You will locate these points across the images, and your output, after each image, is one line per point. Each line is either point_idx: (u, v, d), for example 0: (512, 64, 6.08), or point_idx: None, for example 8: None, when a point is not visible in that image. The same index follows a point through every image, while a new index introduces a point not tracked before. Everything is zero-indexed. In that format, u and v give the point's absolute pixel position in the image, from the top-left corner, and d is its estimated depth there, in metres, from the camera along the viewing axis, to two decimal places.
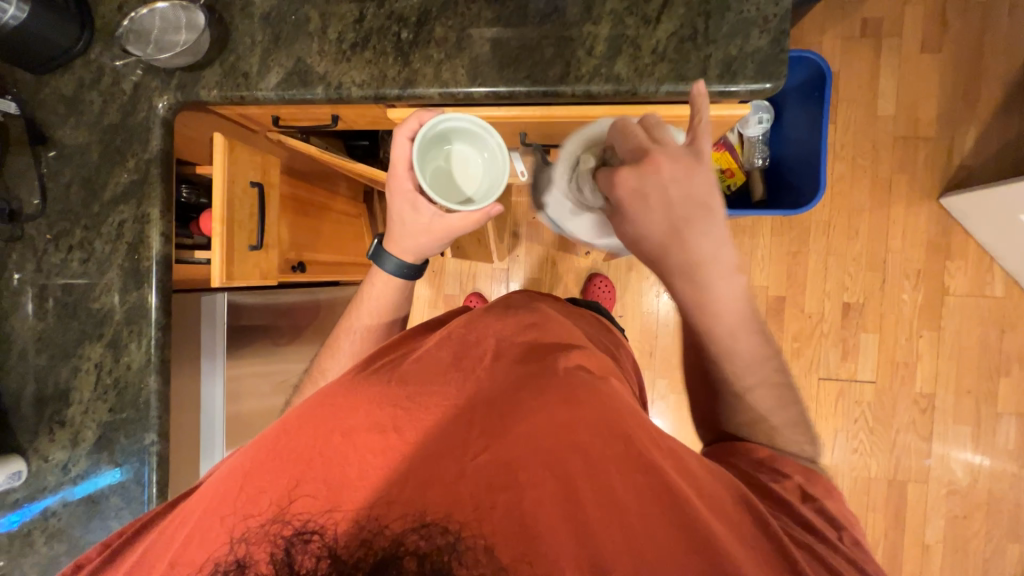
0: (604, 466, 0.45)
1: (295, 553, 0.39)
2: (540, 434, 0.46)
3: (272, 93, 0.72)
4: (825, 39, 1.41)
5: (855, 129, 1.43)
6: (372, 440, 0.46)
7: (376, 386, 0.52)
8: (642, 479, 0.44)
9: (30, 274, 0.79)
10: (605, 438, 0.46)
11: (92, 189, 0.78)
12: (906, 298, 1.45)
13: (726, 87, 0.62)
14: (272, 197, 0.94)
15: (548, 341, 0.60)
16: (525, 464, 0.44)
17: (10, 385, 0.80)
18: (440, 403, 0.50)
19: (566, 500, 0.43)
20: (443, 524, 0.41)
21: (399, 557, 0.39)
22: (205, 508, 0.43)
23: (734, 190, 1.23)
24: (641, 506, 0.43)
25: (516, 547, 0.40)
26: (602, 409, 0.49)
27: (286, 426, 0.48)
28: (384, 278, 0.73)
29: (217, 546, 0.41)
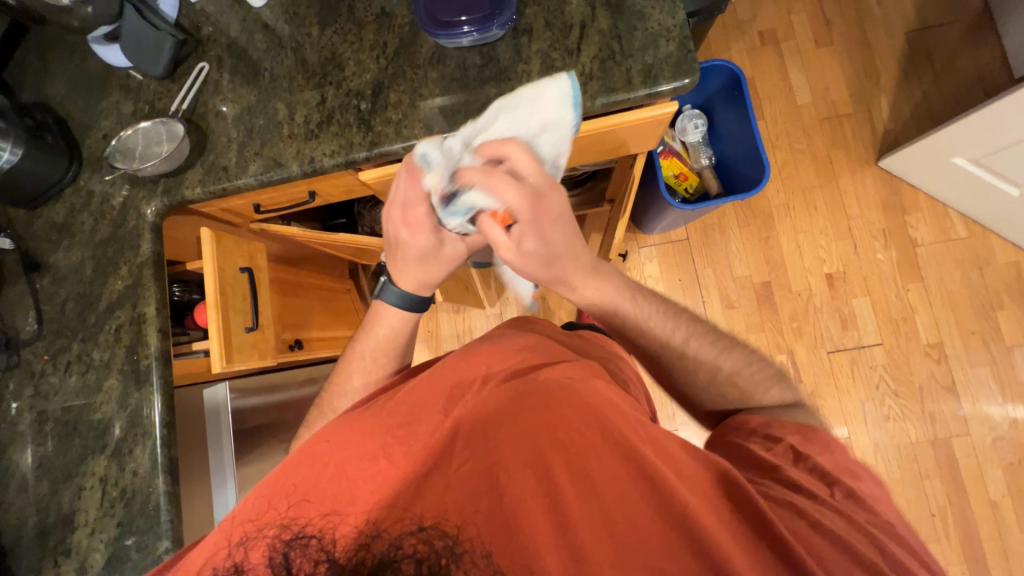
0: (584, 457, 0.46)
1: (294, 556, 0.42)
2: (525, 437, 0.47)
3: (251, 179, 0.78)
4: (733, 54, 1.60)
5: (783, 120, 1.57)
6: (364, 466, 0.46)
7: (379, 416, 0.53)
8: (623, 467, 0.46)
9: (29, 399, 0.79)
10: (587, 431, 0.48)
11: (88, 302, 0.80)
12: (882, 257, 1.51)
13: (652, 89, 0.71)
14: (262, 281, 0.98)
15: (528, 356, 0.61)
16: (509, 465, 0.46)
17: (12, 521, 0.76)
18: (428, 428, 0.50)
19: (547, 490, 0.45)
20: (441, 528, 0.42)
21: (397, 560, 0.41)
22: (219, 525, 0.45)
23: (693, 191, 1.31)
24: (622, 492, 0.44)
25: (507, 547, 0.42)
26: (583, 405, 0.51)
27: (292, 454, 0.50)
28: (387, 314, 0.74)
29: (218, 551, 0.43)
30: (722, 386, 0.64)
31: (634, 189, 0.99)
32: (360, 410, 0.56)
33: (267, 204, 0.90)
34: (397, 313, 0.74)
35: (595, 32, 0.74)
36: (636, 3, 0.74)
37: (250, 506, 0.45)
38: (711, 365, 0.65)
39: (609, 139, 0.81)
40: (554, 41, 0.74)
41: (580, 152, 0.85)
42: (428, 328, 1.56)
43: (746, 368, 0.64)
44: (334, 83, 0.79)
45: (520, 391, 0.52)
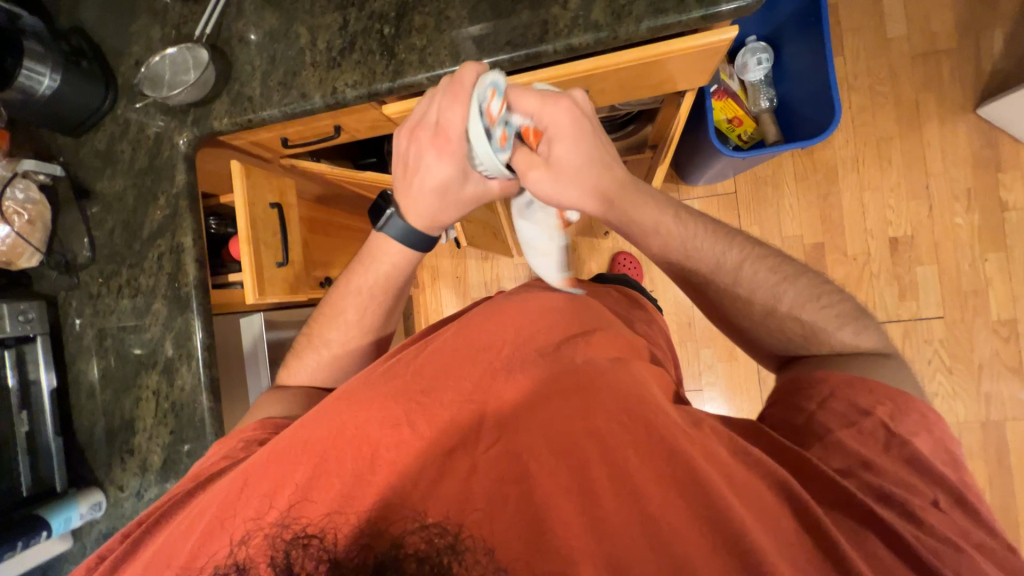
0: (620, 451, 0.45)
1: (294, 556, 0.39)
2: (556, 425, 0.47)
3: (276, 111, 0.76)
4: None
5: (867, 56, 1.36)
6: (388, 435, 0.46)
7: (396, 381, 0.52)
8: (665, 467, 0.44)
9: (89, 317, 0.86)
10: (622, 424, 0.47)
11: (133, 230, 0.84)
12: (961, 222, 1.34)
13: (709, 10, 0.61)
14: (292, 217, 0.99)
15: (552, 327, 0.59)
16: (540, 452, 0.45)
17: (84, 422, 0.86)
18: (455, 399, 0.49)
19: (580, 489, 0.43)
20: (443, 525, 0.40)
21: (399, 558, 0.38)
22: (216, 512, 0.44)
23: (748, 138, 1.17)
24: (662, 495, 0.43)
25: (524, 549, 0.39)
26: (619, 394, 0.50)
27: (303, 424, 0.49)
28: (393, 254, 0.72)
29: (218, 548, 0.41)
30: (780, 320, 0.61)
31: (679, 132, 0.90)
32: (378, 372, 0.55)
33: (294, 138, 0.89)
34: (393, 252, 0.72)
35: None
36: None
37: (247, 506, 0.43)
38: (758, 292, 0.61)
39: (654, 71, 0.72)
40: None
41: (620, 87, 0.77)
42: (455, 274, 1.56)
43: (813, 301, 0.60)
44: (357, 5, 0.73)
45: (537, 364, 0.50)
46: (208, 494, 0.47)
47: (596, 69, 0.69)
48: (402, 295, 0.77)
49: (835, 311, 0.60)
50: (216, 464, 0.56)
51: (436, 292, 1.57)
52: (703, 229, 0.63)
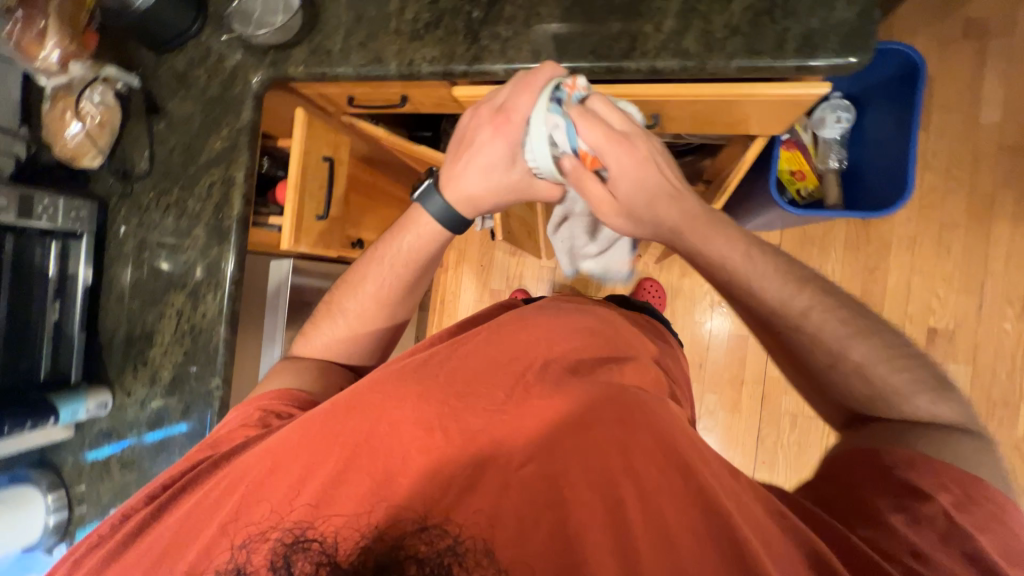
0: (657, 495, 0.44)
1: (295, 558, 0.42)
2: (594, 458, 0.46)
3: (350, 70, 0.77)
4: (920, 40, 1.30)
5: (952, 136, 1.30)
6: (416, 437, 0.47)
7: (428, 379, 0.52)
8: (699, 515, 0.42)
9: (133, 227, 0.90)
10: (661, 464, 0.45)
11: (191, 154, 0.87)
12: (1008, 328, 1.28)
13: (805, 61, 0.59)
14: (341, 174, 1.01)
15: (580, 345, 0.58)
16: (576, 484, 0.44)
17: (107, 324, 0.90)
18: (486, 408, 0.50)
19: (613, 528, 0.42)
20: (442, 527, 0.42)
21: (399, 560, 0.40)
22: (241, 495, 0.46)
23: (806, 195, 1.14)
24: (696, 549, 0.41)
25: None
26: (657, 432, 0.48)
27: (335, 409, 0.50)
28: (424, 224, 0.73)
29: (220, 552, 0.44)
30: (845, 374, 0.55)
31: (739, 177, 0.88)
32: (415, 363, 0.55)
33: (361, 99, 0.90)
34: (426, 226, 0.73)
35: None
36: None
37: (258, 508, 0.45)
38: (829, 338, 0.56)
39: (732, 110, 0.71)
40: None
41: (693, 118, 0.75)
42: (481, 261, 1.57)
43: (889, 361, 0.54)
44: None
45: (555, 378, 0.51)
46: (238, 466, 0.50)
47: (673, 97, 0.68)
48: (427, 271, 0.76)
49: (919, 378, 0.53)
50: (248, 431, 0.59)
51: (457, 274, 1.58)
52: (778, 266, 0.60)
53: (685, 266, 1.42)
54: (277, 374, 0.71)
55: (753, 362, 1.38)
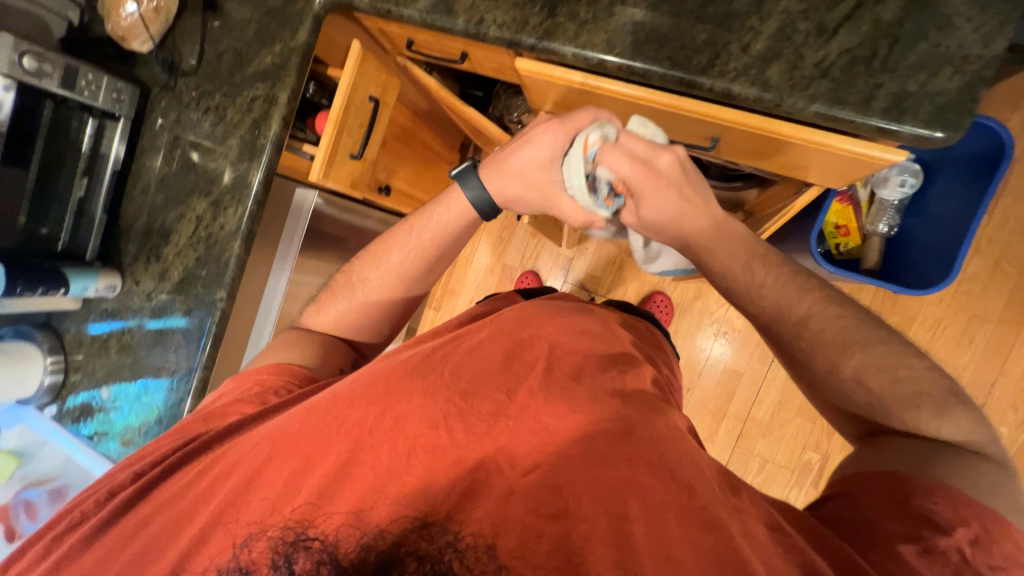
0: (661, 509, 0.43)
1: (297, 557, 0.42)
2: (602, 481, 0.45)
3: (416, 14, 0.74)
4: (1016, 117, 1.21)
5: (1014, 226, 1.23)
6: (424, 435, 0.47)
7: (430, 372, 0.53)
8: (704, 534, 0.42)
9: (170, 122, 0.89)
10: (666, 480, 0.45)
11: (240, 63, 0.85)
12: (1005, 434, 1.25)
13: (890, 124, 0.55)
14: (383, 117, 0.99)
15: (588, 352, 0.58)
16: (583, 497, 0.44)
17: (128, 212, 0.92)
18: (471, 398, 0.50)
19: (618, 542, 0.42)
20: (443, 524, 0.43)
21: (399, 557, 0.41)
22: (237, 484, 0.47)
23: (844, 251, 1.10)
24: (699, 565, 0.41)
25: None
26: (659, 448, 0.47)
27: (337, 399, 0.51)
28: (460, 205, 0.75)
29: (220, 550, 0.45)
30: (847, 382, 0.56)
31: (785, 218, 0.84)
32: (421, 356, 0.55)
33: (419, 44, 0.87)
34: (461, 207, 0.75)
35: (869, 19, 0.56)
36: (944, 6, 0.55)
37: (257, 503, 0.46)
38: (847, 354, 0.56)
39: (796, 154, 0.67)
40: (811, 7, 0.58)
41: (753, 151, 0.72)
42: (501, 234, 1.55)
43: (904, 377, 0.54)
44: None
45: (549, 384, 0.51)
46: (241, 446, 0.51)
47: (739, 126, 0.64)
48: (451, 253, 0.79)
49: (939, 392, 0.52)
50: (245, 407, 0.60)
51: (474, 241, 1.57)
52: (785, 288, 0.62)
53: (700, 290, 1.39)
54: (291, 344, 0.73)
55: (740, 400, 1.38)
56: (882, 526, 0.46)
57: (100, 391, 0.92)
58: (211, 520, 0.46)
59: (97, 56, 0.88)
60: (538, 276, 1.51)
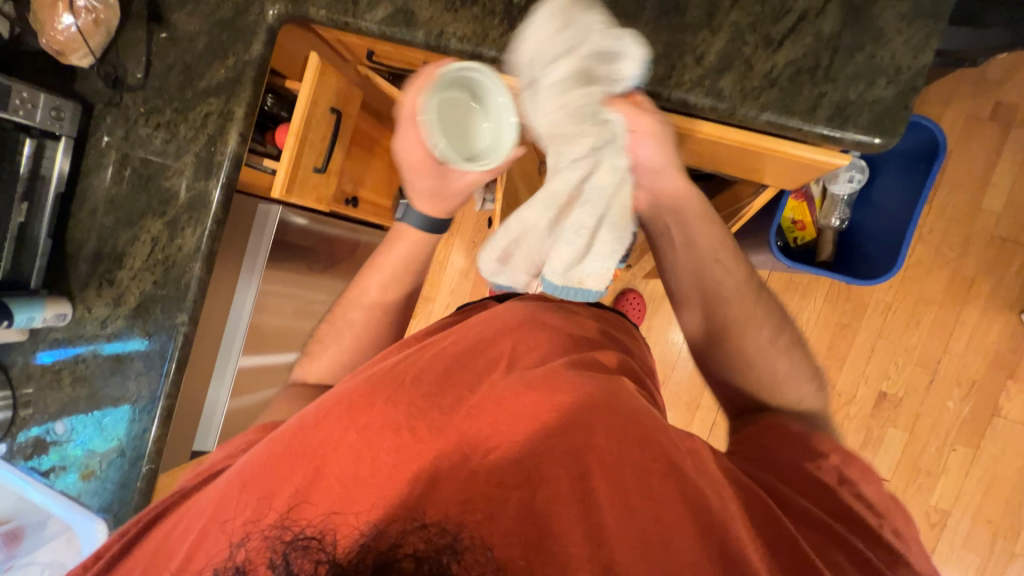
0: (621, 468, 0.46)
1: (294, 558, 0.38)
2: (567, 461, 0.46)
3: (374, 27, 0.73)
4: (948, 112, 1.30)
5: (951, 214, 1.32)
6: (387, 438, 0.47)
7: (396, 383, 0.53)
8: (660, 482, 0.46)
9: (117, 140, 0.85)
10: (624, 442, 0.48)
11: (190, 76, 0.82)
12: (951, 406, 1.35)
13: (834, 131, 0.58)
14: (347, 128, 0.97)
15: (546, 343, 0.60)
16: (546, 462, 0.45)
17: (75, 235, 0.86)
18: (437, 396, 0.51)
19: (581, 502, 0.43)
20: (441, 526, 0.39)
21: (397, 559, 0.35)
22: (209, 517, 0.46)
23: (801, 244, 1.16)
24: (658, 507, 0.44)
25: (533, 549, 0.40)
26: (620, 414, 0.50)
27: (303, 424, 0.51)
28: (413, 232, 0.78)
29: (211, 555, 0.42)
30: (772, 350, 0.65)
31: (746, 217, 0.88)
32: (387, 369, 0.56)
33: (380, 54, 0.85)
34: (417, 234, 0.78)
35: (811, 32, 0.59)
36: (879, 19, 0.58)
37: (240, 511, 0.44)
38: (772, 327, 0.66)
39: (750, 159, 0.70)
40: (758, 20, 0.61)
41: (711, 156, 0.74)
42: (473, 238, 1.55)
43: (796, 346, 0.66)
44: None
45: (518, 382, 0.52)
46: (206, 497, 0.49)
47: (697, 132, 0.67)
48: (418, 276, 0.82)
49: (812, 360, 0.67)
50: (227, 459, 0.58)
51: (447, 245, 1.56)
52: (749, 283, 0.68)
53: None
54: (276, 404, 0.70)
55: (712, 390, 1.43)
56: (789, 467, 0.54)
57: (55, 426, 0.87)
58: (179, 568, 0.44)
59: (30, 71, 0.83)
60: None
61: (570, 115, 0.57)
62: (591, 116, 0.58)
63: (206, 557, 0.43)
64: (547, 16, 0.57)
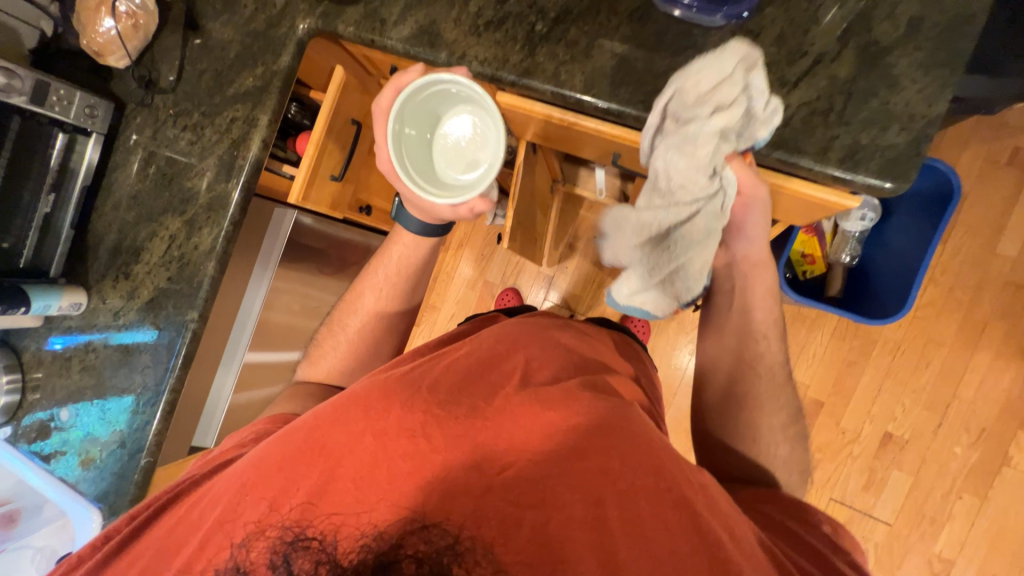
0: (633, 495, 0.46)
1: (295, 558, 0.41)
2: (580, 483, 0.46)
3: (399, 46, 0.75)
4: (965, 156, 1.30)
5: (965, 257, 1.31)
6: (402, 445, 0.47)
7: (411, 389, 0.52)
8: (673, 511, 0.46)
9: (145, 138, 0.88)
10: (639, 468, 0.48)
11: (220, 83, 0.85)
12: (958, 452, 1.32)
13: (845, 174, 0.59)
14: (366, 139, 1.00)
15: (565, 365, 0.60)
16: (556, 487, 0.45)
17: (96, 227, 0.89)
18: (456, 408, 0.51)
19: (594, 528, 0.44)
20: (443, 526, 0.43)
21: (398, 560, 0.40)
22: (221, 511, 0.47)
23: (809, 278, 1.16)
24: (668, 532, 0.44)
25: (541, 565, 0.42)
26: (634, 441, 0.50)
27: (318, 421, 0.51)
28: (414, 238, 0.81)
29: (219, 551, 0.45)
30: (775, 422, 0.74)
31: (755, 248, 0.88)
32: (403, 373, 0.55)
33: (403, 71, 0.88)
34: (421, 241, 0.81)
35: (826, 75, 0.60)
36: (894, 67, 0.59)
37: (255, 506, 0.46)
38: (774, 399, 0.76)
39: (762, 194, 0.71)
40: (774, 61, 0.62)
41: None
42: (482, 251, 1.56)
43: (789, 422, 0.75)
44: None
45: (531, 401, 0.52)
46: (213, 491, 0.50)
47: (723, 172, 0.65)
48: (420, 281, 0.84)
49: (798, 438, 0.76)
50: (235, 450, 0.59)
51: (456, 256, 1.58)
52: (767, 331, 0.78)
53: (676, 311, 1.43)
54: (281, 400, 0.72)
55: None
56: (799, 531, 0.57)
57: (60, 412, 0.88)
58: (180, 570, 0.45)
59: (68, 69, 0.86)
60: (518, 294, 1.52)
61: (692, 155, 0.60)
62: (711, 167, 0.60)
63: (208, 558, 0.45)
64: (722, 58, 0.58)
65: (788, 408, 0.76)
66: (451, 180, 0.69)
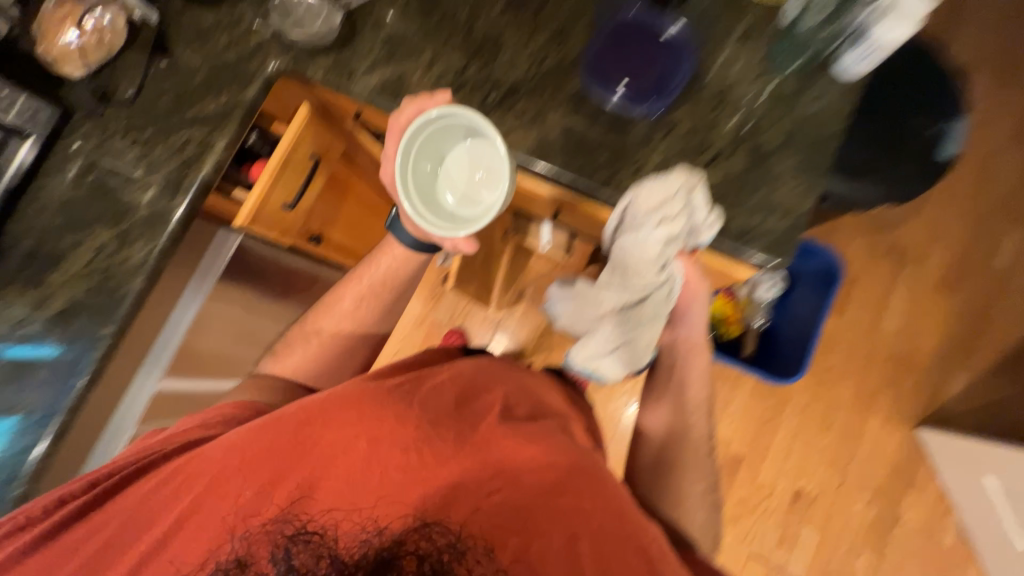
0: (596, 522, 0.60)
1: (301, 545, 0.57)
2: (548, 506, 0.60)
3: (365, 95, 0.81)
4: (854, 244, 1.52)
5: (858, 330, 1.50)
6: (396, 459, 0.60)
7: (404, 403, 0.65)
8: (624, 532, 0.60)
9: (89, 147, 0.86)
10: (598, 499, 0.61)
11: (180, 104, 0.86)
12: (858, 510, 1.43)
13: (738, 248, 0.70)
14: (323, 172, 1.03)
15: (532, 402, 0.72)
16: (538, 518, 0.59)
17: (14, 230, 0.84)
18: (446, 433, 0.63)
19: (560, 542, 0.58)
20: (444, 529, 0.58)
21: (402, 558, 0.56)
22: (214, 487, 0.61)
23: (728, 339, 1.28)
24: (620, 551, 0.59)
25: (518, 563, 0.57)
26: (593, 479, 0.63)
27: (309, 418, 0.63)
28: (401, 254, 0.84)
29: (226, 525, 0.59)
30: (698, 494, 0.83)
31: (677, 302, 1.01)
32: (395, 390, 0.67)
33: (367, 116, 0.94)
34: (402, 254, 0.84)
35: (725, 167, 0.72)
36: (776, 167, 0.72)
37: (254, 490, 0.60)
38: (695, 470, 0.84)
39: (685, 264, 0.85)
40: (684, 150, 0.73)
41: None
42: (432, 291, 1.59)
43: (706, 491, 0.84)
44: (481, 63, 0.79)
45: (510, 434, 0.64)
46: (202, 458, 0.63)
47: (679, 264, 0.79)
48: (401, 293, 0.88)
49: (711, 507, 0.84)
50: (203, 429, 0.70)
51: None
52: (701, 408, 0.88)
53: None
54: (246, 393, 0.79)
55: None
56: None
57: None
58: (173, 524, 0.60)
59: (16, 70, 0.85)
60: (464, 335, 1.55)
61: (641, 253, 0.78)
62: (657, 262, 0.79)
63: (208, 532, 0.59)
64: (668, 180, 0.68)
65: (709, 478, 0.85)
66: (448, 203, 0.74)
